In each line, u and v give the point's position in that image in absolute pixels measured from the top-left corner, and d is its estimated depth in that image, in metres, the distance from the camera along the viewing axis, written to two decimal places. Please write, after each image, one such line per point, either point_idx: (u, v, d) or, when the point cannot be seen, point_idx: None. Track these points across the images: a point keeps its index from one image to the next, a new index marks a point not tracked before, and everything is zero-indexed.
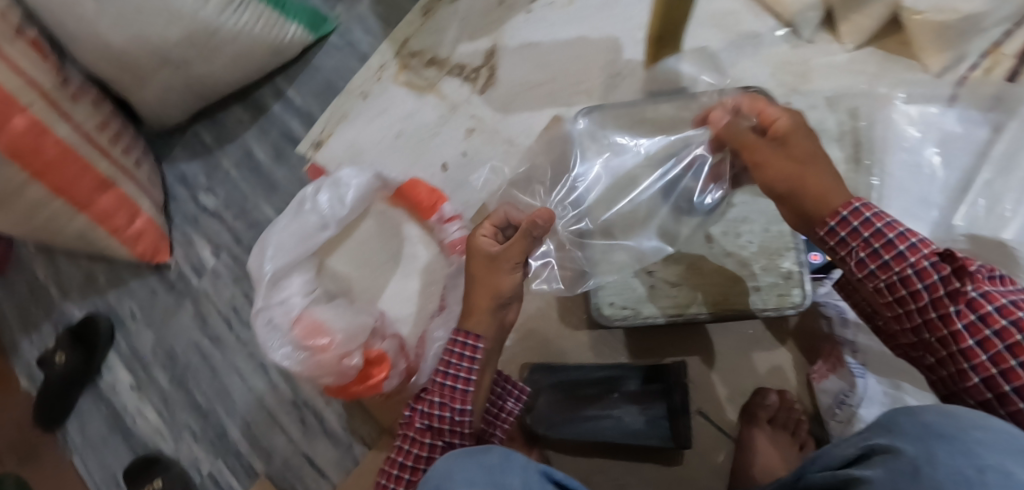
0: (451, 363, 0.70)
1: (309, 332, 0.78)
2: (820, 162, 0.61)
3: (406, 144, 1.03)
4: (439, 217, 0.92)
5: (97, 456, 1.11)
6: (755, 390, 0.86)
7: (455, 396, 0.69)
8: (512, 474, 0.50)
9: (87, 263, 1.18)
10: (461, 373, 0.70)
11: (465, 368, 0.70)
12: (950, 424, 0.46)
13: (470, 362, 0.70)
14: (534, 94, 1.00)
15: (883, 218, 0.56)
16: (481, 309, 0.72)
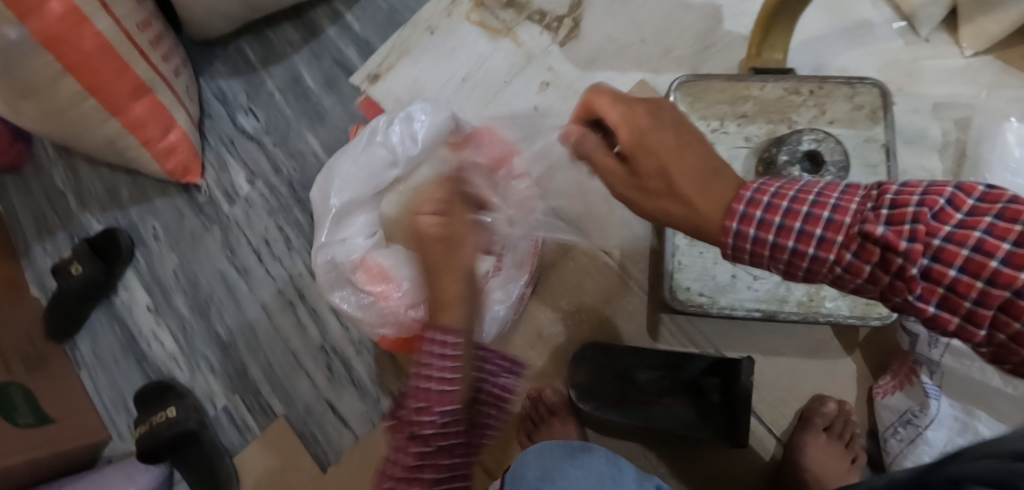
0: (427, 363, 0.58)
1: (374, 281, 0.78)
2: (701, 154, 0.48)
3: (473, 89, 0.95)
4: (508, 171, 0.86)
5: (108, 375, 1.08)
6: (813, 396, 0.84)
7: (436, 399, 0.59)
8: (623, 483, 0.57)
9: (110, 173, 1.11)
10: (439, 375, 0.58)
11: (443, 369, 0.57)
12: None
13: (451, 361, 0.58)
14: (620, 54, 0.92)
15: (763, 194, 0.45)
16: (455, 298, 0.58)
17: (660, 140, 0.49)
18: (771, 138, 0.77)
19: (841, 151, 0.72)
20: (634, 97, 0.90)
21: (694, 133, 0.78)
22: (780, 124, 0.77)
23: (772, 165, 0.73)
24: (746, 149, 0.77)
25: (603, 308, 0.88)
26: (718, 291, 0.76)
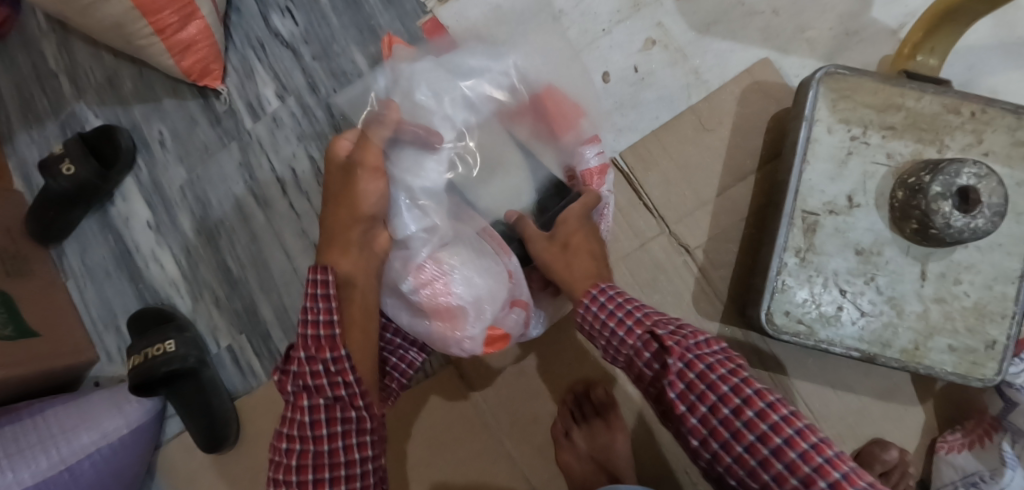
0: (307, 307, 0.60)
1: (437, 309, 0.65)
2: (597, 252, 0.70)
3: (564, 33, 0.81)
4: (575, 137, 0.73)
5: (97, 287, 0.97)
6: (874, 441, 0.78)
7: (322, 346, 0.58)
8: None
9: (112, 58, 0.94)
10: (319, 315, 0.59)
11: (321, 308, 0.59)
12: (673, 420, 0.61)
13: (324, 299, 0.60)
14: (742, 23, 0.78)
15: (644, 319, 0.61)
16: (364, 283, 0.64)
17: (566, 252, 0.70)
18: (915, 160, 0.66)
19: (1001, 193, 0.60)
20: (752, 77, 0.77)
21: (829, 137, 0.67)
22: (929, 144, 0.66)
23: (921, 190, 0.62)
24: (885, 168, 0.66)
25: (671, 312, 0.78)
26: (820, 322, 0.67)
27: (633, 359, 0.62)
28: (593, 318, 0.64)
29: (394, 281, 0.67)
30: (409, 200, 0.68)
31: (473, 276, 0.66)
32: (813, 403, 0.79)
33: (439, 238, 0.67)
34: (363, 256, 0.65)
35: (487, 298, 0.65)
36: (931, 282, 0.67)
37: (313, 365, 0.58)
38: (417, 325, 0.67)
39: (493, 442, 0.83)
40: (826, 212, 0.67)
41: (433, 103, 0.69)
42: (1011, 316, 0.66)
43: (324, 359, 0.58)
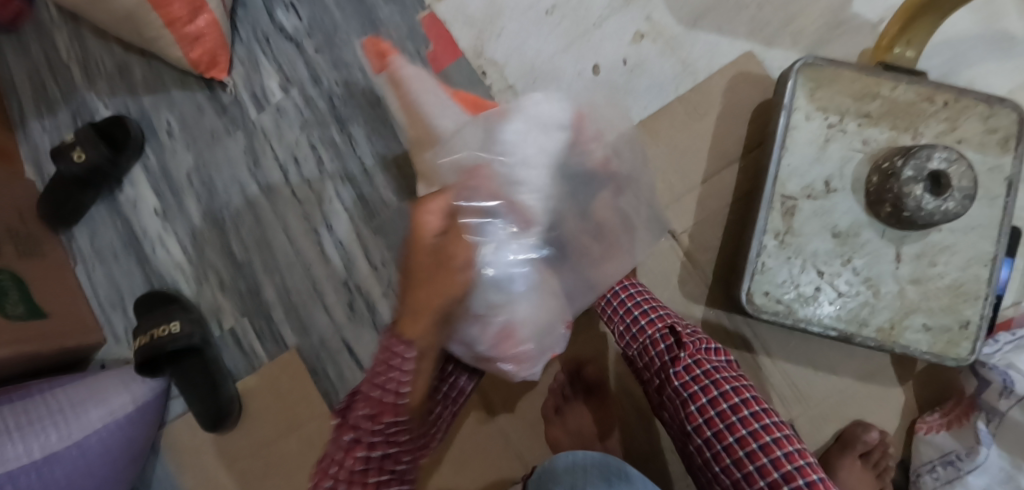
0: (380, 372, 0.59)
1: (504, 354, 0.64)
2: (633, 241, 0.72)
3: (558, 23, 0.85)
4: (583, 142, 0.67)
5: (105, 270, 1.00)
6: (855, 422, 0.81)
7: (384, 410, 0.60)
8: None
9: (123, 50, 0.98)
10: (391, 387, 0.59)
11: (395, 381, 0.59)
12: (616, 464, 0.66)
13: (402, 374, 0.58)
14: (730, 16, 0.81)
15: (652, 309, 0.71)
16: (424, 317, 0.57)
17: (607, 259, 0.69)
18: (890, 146, 0.69)
19: (971, 178, 0.62)
20: (738, 68, 0.80)
21: (808, 124, 0.70)
22: (904, 131, 0.69)
23: (894, 174, 0.64)
24: (862, 154, 0.69)
25: (660, 294, 0.81)
26: (798, 302, 0.70)
27: (647, 354, 0.70)
28: (614, 308, 0.73)
29: (463, 336, 0.63)
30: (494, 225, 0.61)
31: (539, 319, 0.65)
32: (797, 385, 0.82)
33: (506, 288, 0.61)
34: (443, 326, 0.59)
35: (545, 329, 0.66)
36: (907, 264, 0.69)
37: (375, 427, 0.61)
38: (473, 360, 0.67)
39: (488, 421, 0.85)
40: (805, 196, 0.70)
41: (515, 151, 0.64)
42: (984, 297, 0.69)
43: (384, 423, 0.61)
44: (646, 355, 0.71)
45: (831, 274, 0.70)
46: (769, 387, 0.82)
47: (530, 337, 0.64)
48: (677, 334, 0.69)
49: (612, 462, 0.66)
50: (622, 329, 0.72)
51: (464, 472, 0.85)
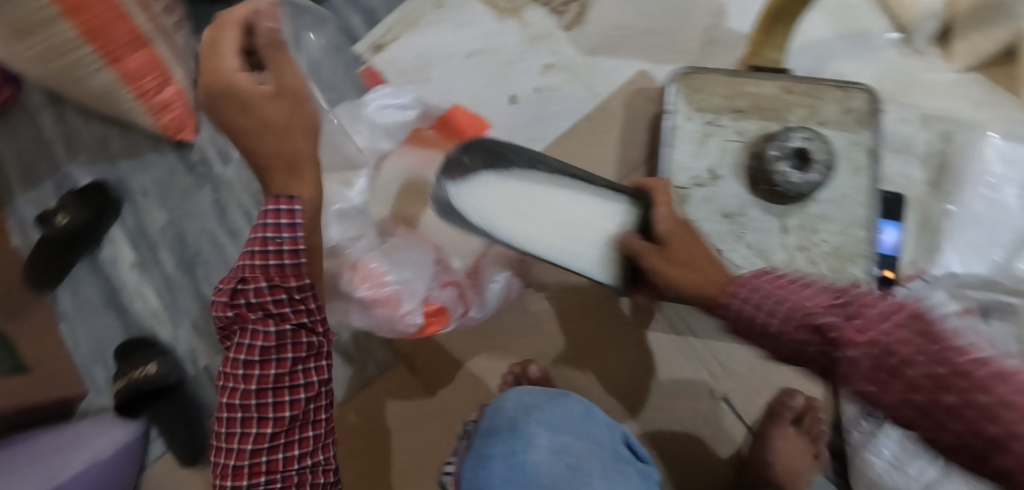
0: (270, 237, 0.54)
1: (378, 293, 0.68)
2: (692, 240, 0.60)
3: (480, 65, 0.96)
4: None
5: (89, 325, 1.08)
6: (782, 389, 0.86)
7: (285, 274, 0.55)
8: (596, 427, 0.66)
9: (101, 124, 1.10)
10: (285, 247, 0.55)
11: (288, 240, 0.55)
12: (564, 397, 0.69)
13: (291, 232, 0.55)
14: (626, 42, 0.94)
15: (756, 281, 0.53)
16: (309, 178, 0.57)
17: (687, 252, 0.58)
18: (762, 133, 0.78)
19: (827, 151, 0.73)
20: (635, 86, 0.92)
21: (688, 124, 0.80)
22: (774, 121, 0.78)
23: (763, 155, 0.74)
24: (739, 143, 0.79)
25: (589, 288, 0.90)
26: None
27: (803, 352, 0.47)
28: (745, 313, 0.51)
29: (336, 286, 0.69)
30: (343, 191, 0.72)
31: (405, 273, 0.71)
32: (722, 359, 0.87)
33: (364, 245, 0.71)
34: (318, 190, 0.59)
35: (416, 278, 0.71)
36: (794, 234, 0.77)
37: (275, 295, 0.55)
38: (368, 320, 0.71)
39: (445, 427, 0.91)
40: (694, 185, 0.79)
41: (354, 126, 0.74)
42: (866, 255, 0.76)
43: (290, 287, 0.55)
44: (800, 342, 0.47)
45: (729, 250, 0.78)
46: (699, 366, 0.88)
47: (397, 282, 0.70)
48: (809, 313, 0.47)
49: (557, 391, 0.70)
50: (759, 313, 0.49)
51: (429, 479, 0.90)
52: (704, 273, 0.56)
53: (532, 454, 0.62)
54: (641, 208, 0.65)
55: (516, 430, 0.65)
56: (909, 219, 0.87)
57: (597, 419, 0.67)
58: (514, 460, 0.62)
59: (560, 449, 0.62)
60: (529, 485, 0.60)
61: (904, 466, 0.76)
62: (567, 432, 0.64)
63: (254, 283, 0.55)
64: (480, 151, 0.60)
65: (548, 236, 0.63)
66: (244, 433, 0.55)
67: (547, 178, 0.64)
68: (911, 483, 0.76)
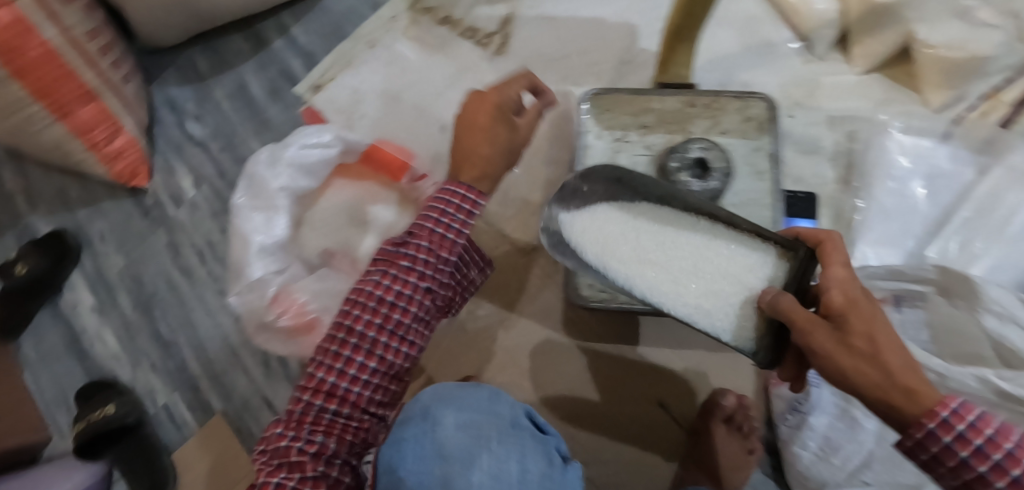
0: (445, 212, 0.63)
1: (299, 322, 0.73)
2: (886, 330, 0.49)
3: (410, 99, 1.03)
4: (410, 176, 0.92)
5: (49, 371, 1.10)
6: (713, 391, 0.88)
7: (442, 244, 0.63)
8: (500, 406, 0.66)
9: (61, 175, 1.15)
10: (456, 224, 0.63)
11: (460, 219, 0.63)
12: (474, 387, 0.67)
13: (466, 215, 0.64)
14: (547, 67, 0.99)
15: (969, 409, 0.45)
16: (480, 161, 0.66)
17: (863, 318, 0.49)
18: (670, 145, 0.83)
19: (724, 159, 0.78)
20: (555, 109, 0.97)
21: (598, 143, 0.85)
22: (677, 135, 0.83)
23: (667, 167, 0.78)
24: (647, 156, 0.83)
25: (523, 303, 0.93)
26: None
27: (937, 462, 0.47)
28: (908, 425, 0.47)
29: (261, 315, 0.73)
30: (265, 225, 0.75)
31: (330, 302, 0.77)
32: (654, 363, 0.91)
33: (289, 276, 0.76)
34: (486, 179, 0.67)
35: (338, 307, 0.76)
36: None
37: (415, 266, 0.63)
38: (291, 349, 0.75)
39: None
40: None
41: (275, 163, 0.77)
42: None
43: (440, 254, 0.63)
44: (930, 453, 0.47)
45: None
46: (633, 370, 0.91)
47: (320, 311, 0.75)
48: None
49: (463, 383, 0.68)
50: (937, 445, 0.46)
51: None
52: (909, 380, 0.47)
53: (441, 433, 0.59)
54: (795, 265, 0.60)
55: (426, 416, 0.62)
56: (824, 216, 0.91)
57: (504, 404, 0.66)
58: (424, 439, 0.59)
59: (467, 425, 0.60)
60: (439, 463, 0.57)
61: (830, 457, 0.78)
62: (475, 413, 0.63)
63: (417, 241, 0.63)
64: (599, 182, 0.67)
65: (683, 284, 0.63)
66: (343, 372, 0.61)
67: (684, 219, 0.67)
68: (837, 473, 0.78)
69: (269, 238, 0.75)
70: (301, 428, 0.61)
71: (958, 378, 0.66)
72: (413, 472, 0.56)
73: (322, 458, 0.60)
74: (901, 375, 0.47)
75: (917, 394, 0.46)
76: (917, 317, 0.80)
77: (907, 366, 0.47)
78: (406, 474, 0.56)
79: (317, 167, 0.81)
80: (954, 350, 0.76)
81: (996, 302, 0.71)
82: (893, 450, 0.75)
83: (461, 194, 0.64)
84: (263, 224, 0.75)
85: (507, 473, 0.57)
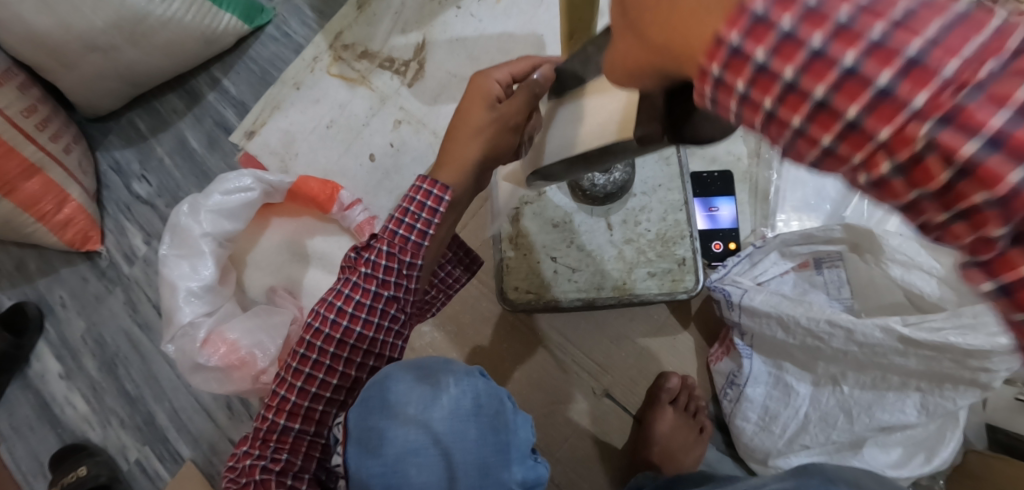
0: (408, 210, 0.59)
1: (230, 360, 0.77)
2: None
3: (337, 133, 1.08)
4: (338, 206, 0.92)
5: (24, 442, 1.12)
6: (659, 374, 0.89)
7: (406, 249, 0.60)
8: (456, 370, 0.64)
9: (18, 249, 1.18)
10: (419, 225, 0.59)
11: (424, 219, 0.59)
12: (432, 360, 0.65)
13: (431, 214, 0.59)
14: (463, 86, 1.06)
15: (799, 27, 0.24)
16: (459, 154, 0.59)
17: None
18: None
19: None
20: None
21: None
22: None
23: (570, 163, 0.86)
24: None
25: (463, 314, 0.94)
26: (544, 287, 0.87)
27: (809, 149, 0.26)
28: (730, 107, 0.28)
29: (193, 357, 0.76)
30: (194, 272, 0.79)
31: (261, 336, 0.79)
32: (597, 357, 0.92)
33: (221, 316, 0.80)
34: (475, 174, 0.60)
35: (269, 339, 0.80)
36: (618, 229, 0.88)
37: (388, 262, 0.60)
38: (225, 385, 0.78)
39: None
40: (523, 204, 0.89)
41: (195, 213, 0.80)
42: (687, 236, 0.86)
43: (402, 261, 0.60)
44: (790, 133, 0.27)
45: (562, 256, 0.87)
46: (576, 367, 0.92)
47: (250, 346, 0.78)
48: (929, 117, 0.22)
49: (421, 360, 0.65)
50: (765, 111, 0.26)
51: None
52: (686, 33, 0.27)
53: (402, 411, 0.60)
54: None
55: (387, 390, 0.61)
56: (742, 192, 0.92)
57: (465, 366, 0.65)
58: (391, 417, 0.60)
59: (429, 394, 0.61)
60: (402, 437, 0.59)
61: (770, 426, 0.79)
62: (433, 381, 0.62)
63: (381, 245, 0.60)
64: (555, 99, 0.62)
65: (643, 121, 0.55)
66: (308, 379, 0.63)
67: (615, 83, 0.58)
68: (777, 441, 0.79)
69: (197, 282, 0.79)
70: (266, 446, 0.63)
71: (864, 331, 0.67)
72: (378, 428, 0.59)
73: (289, 473, 0.63)
74: (677, 38, 0.28)
75: (705, 36, 0.27)
76: (837, 277, 0.80)
77: (700, 9, 0.27)
78: (372, 426, 0.59)
79: (239, 211, 0.84)
80: (870, 304, 0.79)
81: (897, 251, 0.73)
82: (825, 410, 0.76)
83: (425, 186, 0.59)
84: (190, 273, 0.79)
85: (467, 415, 0.60)
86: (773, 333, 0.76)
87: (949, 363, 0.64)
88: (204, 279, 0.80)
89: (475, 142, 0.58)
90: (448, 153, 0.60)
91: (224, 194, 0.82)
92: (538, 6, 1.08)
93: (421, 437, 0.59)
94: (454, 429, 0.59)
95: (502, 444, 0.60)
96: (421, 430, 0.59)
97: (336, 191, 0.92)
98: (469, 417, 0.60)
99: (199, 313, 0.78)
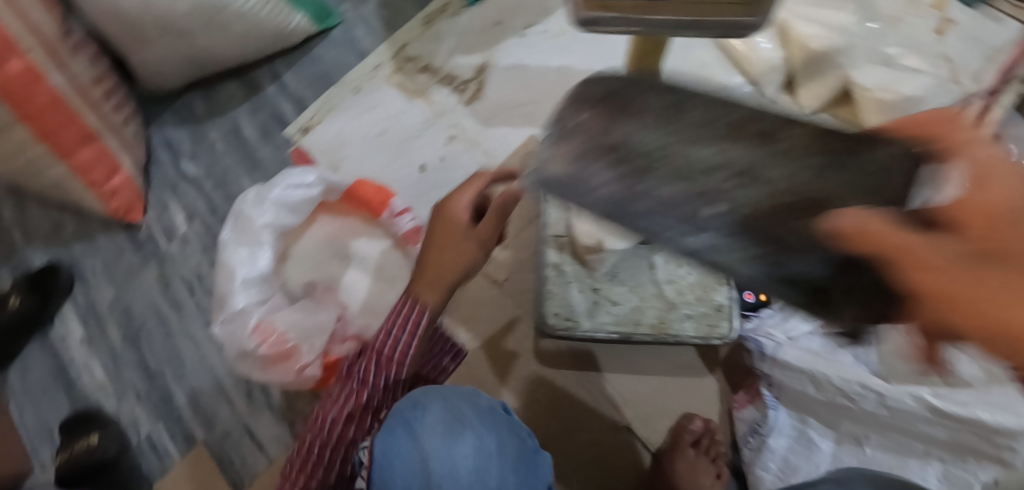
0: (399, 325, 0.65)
1: (278, 350, 0.79)
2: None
3: (389, 140, 1.11)
4: (389, 212, 0.95)
5: (35, 403, 1.11)
6: (683, 415, 0.92)
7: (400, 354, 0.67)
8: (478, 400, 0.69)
9: (58, 212, 1.20)
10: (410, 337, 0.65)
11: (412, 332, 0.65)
12: (453, 390, 0.70)
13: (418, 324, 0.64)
14: (516, 112, 1.10)
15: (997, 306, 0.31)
16: (434, 279, 0.64)
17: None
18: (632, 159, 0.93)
19: None
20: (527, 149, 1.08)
21: None
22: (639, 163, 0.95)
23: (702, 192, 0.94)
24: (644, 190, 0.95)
25: (495, 333, 0.96)
26: (583, 316, 0.89)
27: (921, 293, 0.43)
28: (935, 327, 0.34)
29: (240, 346, 0.78)
30: (249, 261, 0.81)
31: (309, 331, 0.83)
32: (624, 391, 0.94)
33: (271, 307, 0.83)
34: (452, 292, 0.65)
35: (316, 334, 0.84)
36: (662, 268, 0.90)
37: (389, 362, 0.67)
38: (268, 374, 0.80)
39: None
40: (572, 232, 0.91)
41: (259, 204, 0.83)
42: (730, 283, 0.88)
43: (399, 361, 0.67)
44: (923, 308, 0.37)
45: (605, 287, 0.90)
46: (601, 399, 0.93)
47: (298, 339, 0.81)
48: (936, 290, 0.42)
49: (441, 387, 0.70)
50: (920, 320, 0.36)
51: None
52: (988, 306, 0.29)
53: (426, 439, 0.64)
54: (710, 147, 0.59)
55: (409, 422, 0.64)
56: None
57: (486, 401, 0.70)
58: (411, 448, 0.64)
59: (454, 426, 0.66)
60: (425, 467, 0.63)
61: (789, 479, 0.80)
62: (455, 418, 0.66)
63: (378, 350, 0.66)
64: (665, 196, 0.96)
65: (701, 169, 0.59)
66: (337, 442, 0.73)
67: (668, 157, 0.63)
68: None
69: (252, 270, 0.81)
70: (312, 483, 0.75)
71: (896, 397, 0.73)
72: (399, 454, 0.63)
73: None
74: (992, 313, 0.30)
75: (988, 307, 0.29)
76: None
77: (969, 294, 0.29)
78: (395, 454, 0.63)
79: (301, 205, 0.87)
80: None
81: None
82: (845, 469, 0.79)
83: (414, 308, 0.64)
84: (246, 261, 0.81)
85: (489, 452, 0.65)
86: (802, 388, 0.79)
87: (969, 435, 0.71)
88: (260, 269, 0.82)
89: (466, 251, 0.65)
90: (426, 269, 0.65)
91: (289, 188, 0.84)
92: (598, 44, 1.12)
93: (443, 468, 0.64)
94: (474, 466, 0.64)
95: (521, 482, 0.65)
96: (443, 461, 0.64)
97: (391, 197, 0.95)
98: (494, 453, 0.65)
99: (245, 311, 0.79)
